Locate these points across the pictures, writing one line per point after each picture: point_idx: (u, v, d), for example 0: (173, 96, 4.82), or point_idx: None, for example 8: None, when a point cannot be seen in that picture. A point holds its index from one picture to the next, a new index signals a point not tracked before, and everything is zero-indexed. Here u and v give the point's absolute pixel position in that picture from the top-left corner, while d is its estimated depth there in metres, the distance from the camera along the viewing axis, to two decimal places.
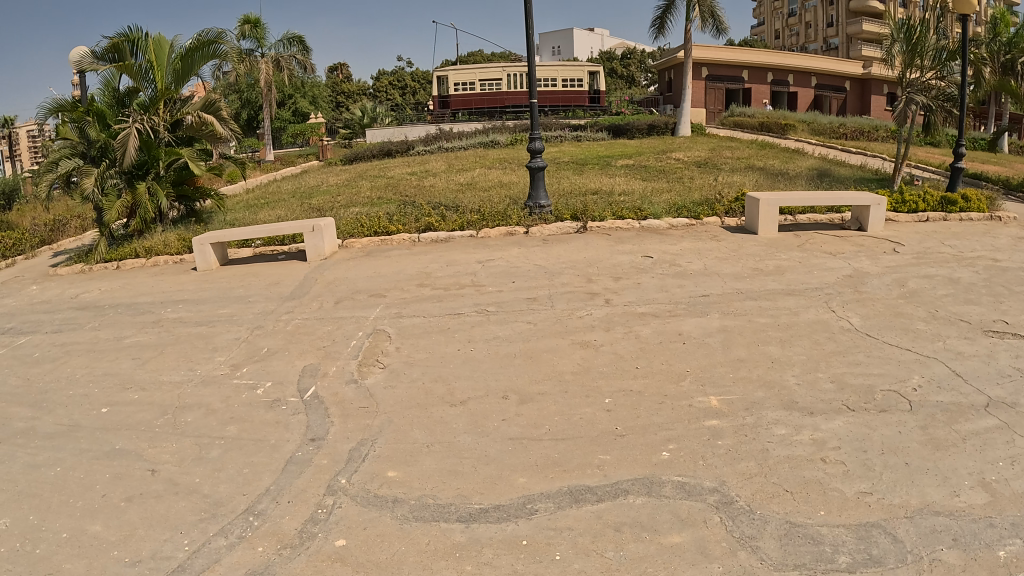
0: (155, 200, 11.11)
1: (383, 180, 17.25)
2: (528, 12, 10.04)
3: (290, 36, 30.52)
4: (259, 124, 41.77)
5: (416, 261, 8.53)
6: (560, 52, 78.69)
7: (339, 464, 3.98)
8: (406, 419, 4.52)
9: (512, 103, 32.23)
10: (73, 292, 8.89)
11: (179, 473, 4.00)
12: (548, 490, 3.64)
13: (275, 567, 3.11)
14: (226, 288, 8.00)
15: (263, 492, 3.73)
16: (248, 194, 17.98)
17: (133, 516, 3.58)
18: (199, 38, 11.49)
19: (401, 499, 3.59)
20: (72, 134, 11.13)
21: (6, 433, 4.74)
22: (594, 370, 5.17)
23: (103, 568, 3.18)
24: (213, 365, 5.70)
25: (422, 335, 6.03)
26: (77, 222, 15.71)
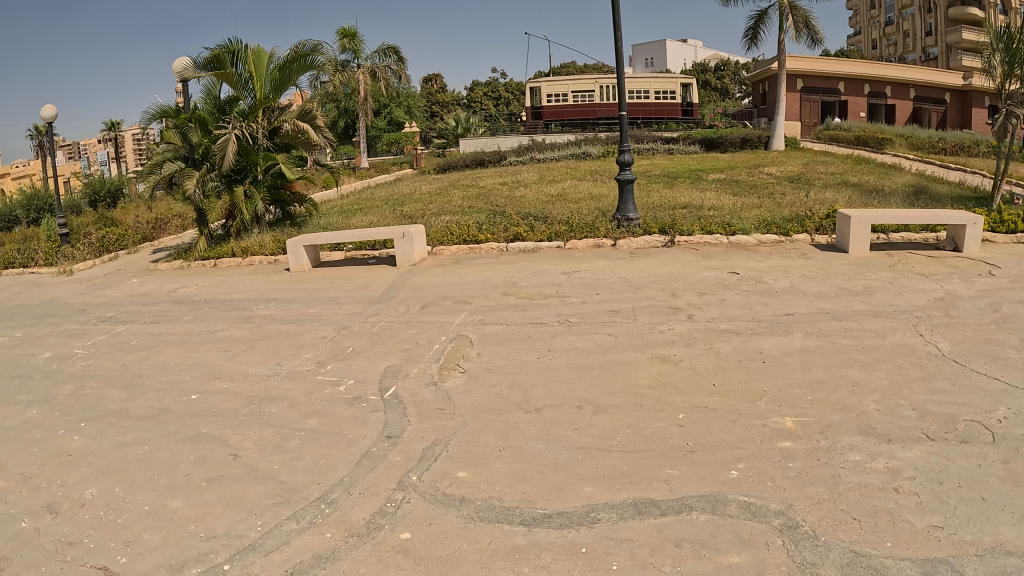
0: (251, 204, 11.67)
1: (474, 189, 17.47)
2: (615, 23, 10.06)
3: (385, 47, 31.38)
4: (354, 133, 42.97)
5: (501, 270, 8.66)
6: (653, 63, 78.48)
7: (411, 462, 4.11)
8: (479, 423, 4.62)
9: (605, 114, 32.14)
10: (171, 286, 9.40)
11: (258, 460, 4.22)
12: (612, 500, 3.64)
13: (339, 554, 3.25)
14: (314, 289, 8.35)
15: (336, 482, 3.90)
16: (344, 199, 18.45)
17: (210, 496, 3.82)
18: (296, 50, 11.90)
19: (468, 498, 3.66)
20: (175, 139, 11.81)
21: (100, 413, 5.14)
22: (670, 384, 5.18)
23: (179, 541, 3.43)
24: (299, 360, 5.98)
25: (502, 342, 6.15)
26: (178, 221, 16.47)
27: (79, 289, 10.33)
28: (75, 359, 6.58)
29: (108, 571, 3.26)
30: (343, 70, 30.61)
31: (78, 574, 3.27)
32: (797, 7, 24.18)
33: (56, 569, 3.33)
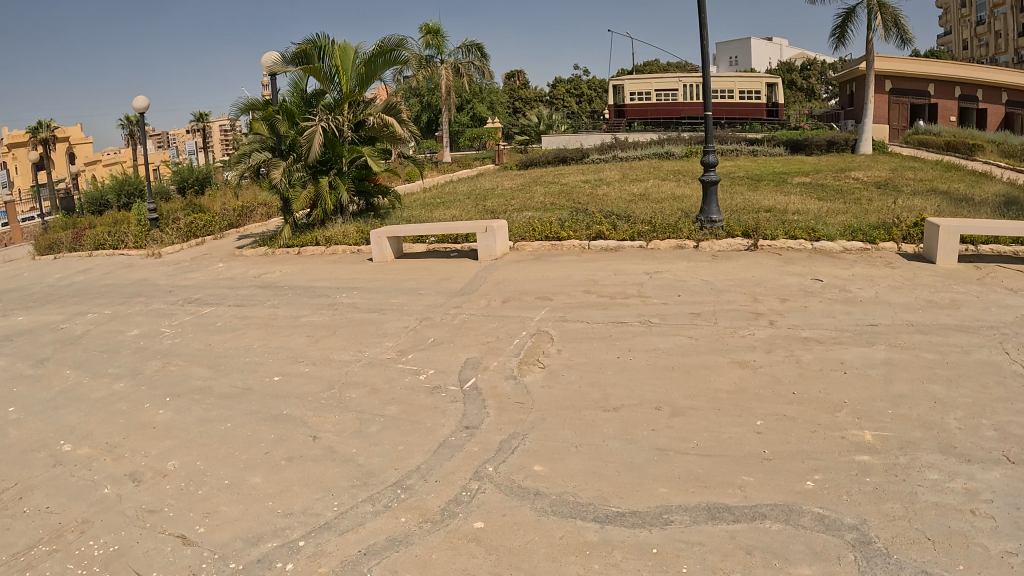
0: (335, 194, 11.95)
1: (557, 186, 17.43)
2: (701, 22, 9.94)
3: (468, 43, 31.57)
4: (436, 126, 43.48)
5: (582, 267, 8.58)
6: (736, 62, 77.21)
7: (488, 452, 4.15)
8: (557, 419, 4.57)
9: (688, 114, 31.75)
10: (256, 272, 9.71)
11: (337, 442, 4.34)
12: (686, 503, 3.61)
13: (413, 538, 3.33)
14: (397, 280, 8.50)
15: (413, 469, 3.98)
16: (427, 193, 18.68)
17: (288, 474, 3.96)
18: (382, 44, 11.99)
19: (543, 492, 3.69)
20: (263, 130, 12.21)
21: (186, 390, 5.40)
22: (753, 390, 5.02)
23: (258, 515, 3.57)
24: (381, 349, 6.10)
25: (584, 339, 6.07)
26: (263, 209, 16.90)
27: (168, 272, 10.84)
28: (163, 337, 6.92)
29: (187, 539, 3.44)
30: (427, 66, 30.99)
31: (160, 541, 3.47)
32: (886, 5, 23.48)
33: (138, 534, 3.56)
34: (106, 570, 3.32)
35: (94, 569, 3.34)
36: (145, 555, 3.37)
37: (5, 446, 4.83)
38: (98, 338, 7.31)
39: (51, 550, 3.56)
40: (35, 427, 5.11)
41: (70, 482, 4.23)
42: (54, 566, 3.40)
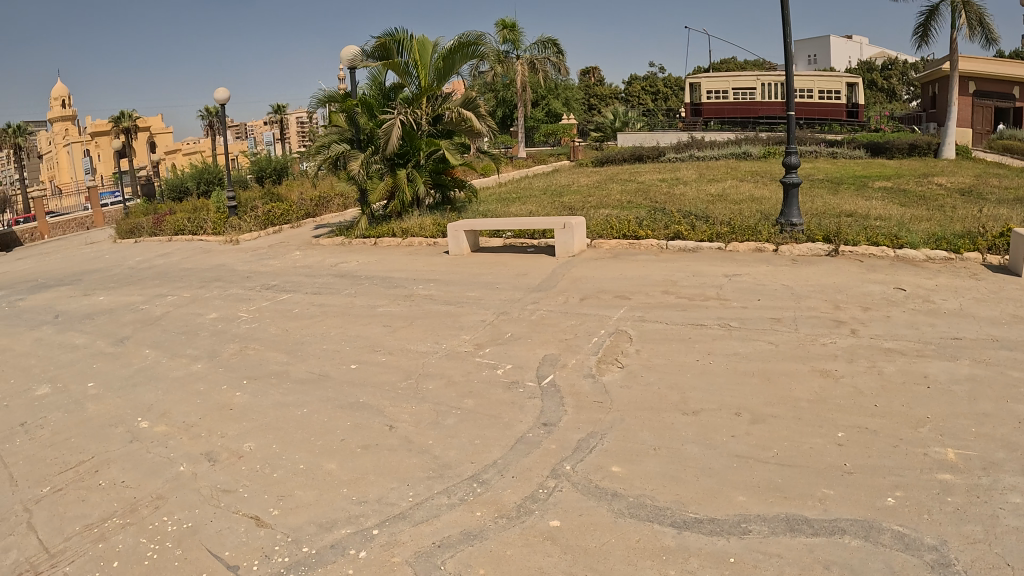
0: (412, 186, 12.06)
1: (632, 184, 17.19)
2: (785, 17, 9.69)
3: (544, 39, 31.46)
4: (511, 122, 43.78)
5: (660, 267, 8.35)
6: (814, 61, 75.50)
7: (566, 451, 4.09)
8: (637, 420, 4.47)
9: (765, 114, 31.31)
10: (333, 261, 9.95)
11: (413, 433, 4.36)
12: (765, 513, 3.51)
13: (488, 533, 3.32)
14: (474, 273, 8.52)
15: (490, 464, 3.97)
16: (502, 188, 18.68)
17: (363, 462, 4.01)
18: (460, 40, 11.87)
19: (620, 494, 3.63)
20: (342, 122, 12.35)
21: (263, 372, 5.62)
22: (836, 399, 4.81)
23: (333, 501, 3.61)
24: (458, 341, 6.10)
25: (662, 340, 5.89)
26: (339, 200, 17.12)
27: (246, 258, 11.18)
28: (241, 322, 7.15)
29: (261, 521, 3.51)
30: (502, 62, 31.19)
31: (233, 520, 3.57)
32: (971, 3, 22.60)
33: (212, 513, 3.68)
34: (180, 546, 3.45)
35: (169, 544, 3.49)
36: (219, 533, 3.49)
37: (85, 420, 5.20)
38: (178, 320, 7.62)
39: (125, 523, 3.76)
40: (115, 403, 5.44)
41: (147, 458, 4.44)
42: (128, 540, 3.58)
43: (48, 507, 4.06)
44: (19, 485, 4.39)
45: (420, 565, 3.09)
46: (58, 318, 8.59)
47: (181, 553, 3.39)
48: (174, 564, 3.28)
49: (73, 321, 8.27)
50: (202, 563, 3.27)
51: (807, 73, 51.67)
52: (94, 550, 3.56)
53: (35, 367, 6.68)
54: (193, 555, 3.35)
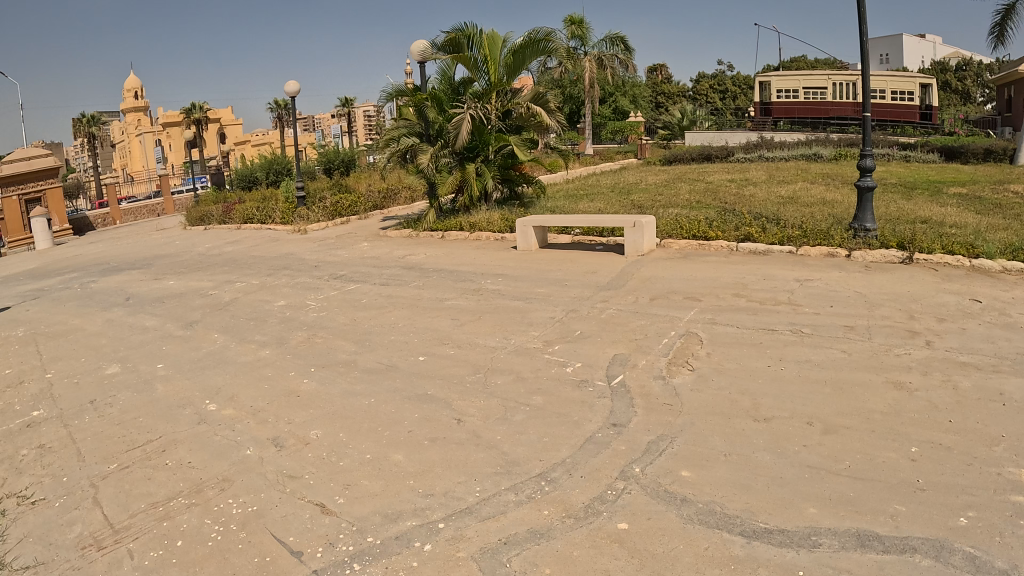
0: (481, 181, 12.15)
1: (700, 185, 16.82)
2: (861, 15, 9.40)
3: (612, 35, 31.29)
4: (578, 118, 43.76)
5: (732, 268, 8.12)
6: (886, 61, 73.53)
7: (636, 453, 4.04)
8: (707, 425, 4.38)
9: (837, 115, 30.15)
10: (401, 254, 10.19)
11: (481, 428, 4.41)
12: (837, 527, 3.40)
13: (556, 532, 3.32)
14: (543, 270, 8.52)
15: (558, 462, 3.95)
16: (569, 185, 18.48)
17: (432, 455, 4.09)
18: (529, 36, 11.89)
19: (690, 499, 3.57)
20: (411, 116, 12.50)
21: (333, 361, 5.81)
22: (910, 414, 4.55)
23: (401, 494, 3.69)
24: (528, 338, 6.08)
25: (733, 344, 5.70)
26: (406, 193, 17.10)
27: (313, 249, 11.47)
28: (308, 309, 7.53)
29: (327, 509, 3.63)
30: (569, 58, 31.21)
31: (299, 507, 3.70)
32: None
33: (278, 498, 3.81)
34: (243, 529, 3.58)
35: (233, 527, 3.62)
36: (285, 519, 3.61)
37: (154, 401, 5.43)
38: (246, 306, 8.05)
39: (191, 503, 3.90)
40: (183, 384, 5.71)
41: (214, 440, 4.60)
42: (193, 520, 3.72)
43: (115, 483, 4.25)
44: (88, 460, 4.62)
45: (484, 562, 3.14)
46: (130, 301, 9.15)
47: (244, 536, 3.52)
48: (238, 547, 3.45)
49: (145, 304, 8.84)
50: (266, 547, 3.41)
51: (884, 72, 49.90)
52: (158, 528, 3.71)
53: (111, 349, 7.05)
54: (256, 539, 3.49)
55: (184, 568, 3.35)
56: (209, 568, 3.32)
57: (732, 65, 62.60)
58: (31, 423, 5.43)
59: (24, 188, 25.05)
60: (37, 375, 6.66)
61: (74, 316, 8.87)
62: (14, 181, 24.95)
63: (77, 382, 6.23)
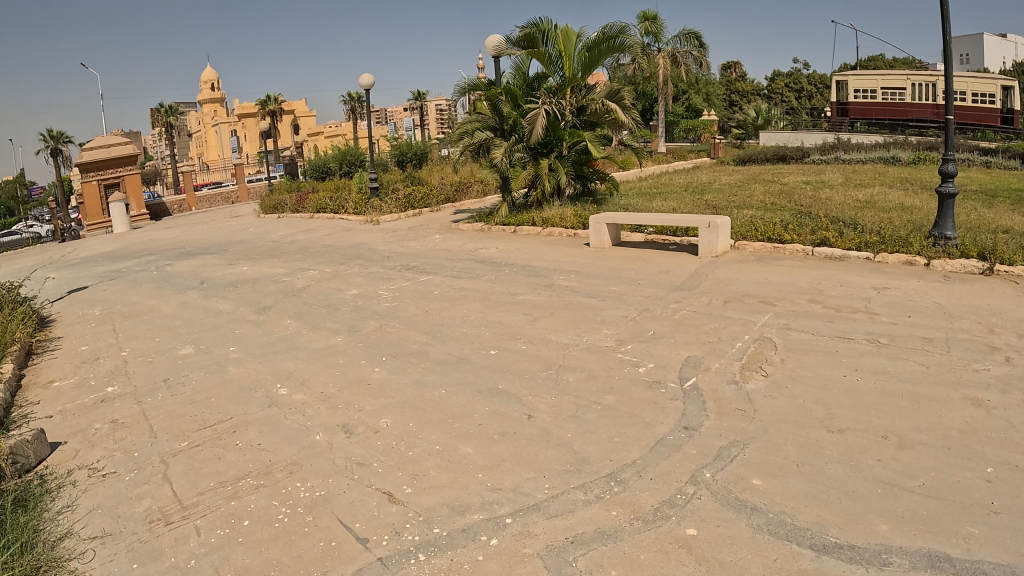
0: (554, 177, 12.15)
1: (775, 186, 16.51)
2: (943, 15, 9.08)
3: (686, 32, 30.93)
4: (650, 116, 43.40)
5: (808, 273, 7.95)
6: (968, 61, 70.90)
7: (707, 457, 3.99)
8: (780, 433, 4.28)
9: (915, 117, 28.81)
10: (473, 247, 10.28)
11: (551, 424, 4.42)
12: (908, 546, 3.25)
13: (624, 534, 3.31)
14: (615, 267, 8.49)
15: (628, 463, 3.93)
16: (641, 183, 18.32)
17: (502, 449, 4.13)
18: (605, 31, 11.77)
19: (761, 508, 3.50)
20: (485, 110, 12.70)
21: (405, 351, 5.90)
22: (986, 432, 4.29)
23: (470, 486, 3.75)
24: (599, 336, 6.06)
25: (809, 352, 5.58)
26: (479, 186, 16.89)
27: (386, 239, 11.66)
28: (380, 299, 7.66)
29: (395, 498, 3.69)
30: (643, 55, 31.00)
31: (369, 494, 3.77)
32: None
33: (346, 484, 3.88)
34: (311, 513, 3.66)
35: (300, 510, 3.69)
36: (354, 505, 3.68)
37: (228, 382, 5.59)
38: (318, 294, 8.21)
39: (259, 485, 3.98)
40: (255, 367, 5.86)
41: (283, 424, 4.71)
42: (262, 501, 3.81)
43: (184, 461, 4.37)
44: (160, 437, 4.77)
45: (550, 559, 3.15)
46: (203, 285, 9.41)
47: (311, 520, 3.60)
48: (307, 529, 3.53)
49: (218, 288, 9.07)
50: (332, 532, 3.47)
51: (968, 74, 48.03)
52: (225, 507, 3.80)
53: (185, 331, 7.27)
54: (323, 523, 3.56)
55: (251, 548, 3.43)
56: (276, 549, 3.39)
57: (808, 63, 61.11)
58: (106, 398, 5.64)
59: (105, 174, 26.03)
60: (114, 352, 6.92)
61: (150, 297, 9.18)
62: (97, 166, 25.95)
63: (151, 360, 6.44)
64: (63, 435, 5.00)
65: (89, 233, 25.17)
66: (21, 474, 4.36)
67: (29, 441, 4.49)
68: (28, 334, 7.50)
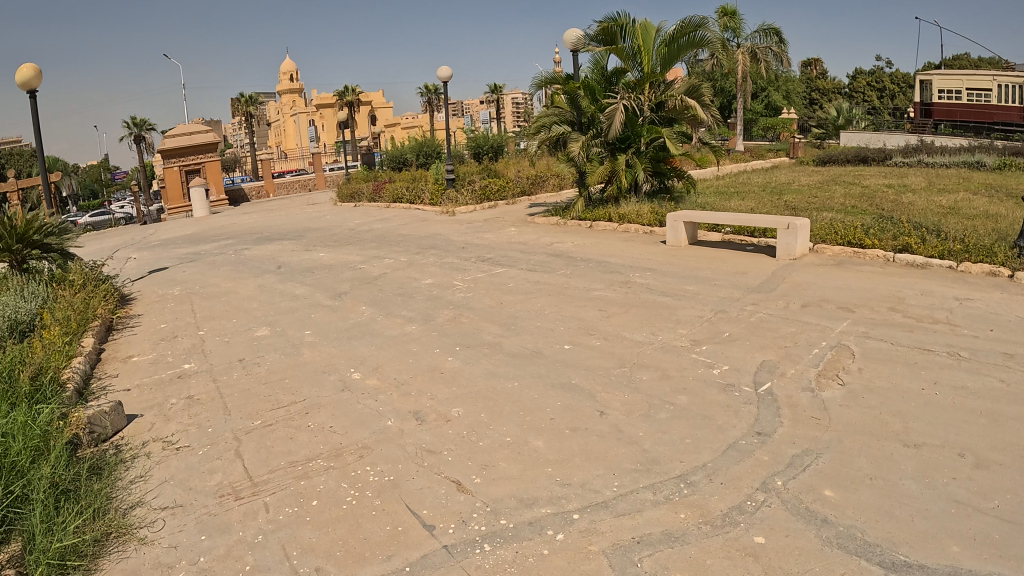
0: (631, 172, 12.10)
1: (856, 189, 16.00)
2: None
3: (766, 27, 30.28)
4: (729, 112, 42.67)
5: (889, 280, 7.71)
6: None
7: (778, 465, 3.92)
8: (854, 444, 4.14)
9: (1001, 119, 27.25)
10: (548, 241, 10.32)
11: (623, 422, 4.41)
12: (979, 569, 3.06)
13: (690, 537, 3.29)
14: (691, 267, 8.41)
15: (699, 466, 3.89)
16: (719, 182, 18.00)
17: (573, 444, 4.14)
18: (684, 24, 11.62)
19: (831, 521, 3.40)
20: (563, 104, 12.68)
21: (480, 342, 5.95)
22: None
23: (538, 479, 3.78)
24: (674, 335, 6.01)
25: (887, 362, 5.38)
26: (555, 180, 16.78)
27: (461, 230, 11.78)
28: (455, 289, 7.75)
29: (463, 487, 3.74)
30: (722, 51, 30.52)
31: (438, 482, 3.82)
32: None
33: (415, 471, 3.95)
34: (379, 497, 3.73)
35: (368, 493, 3.77)
36: (422, 492, 3.74)
37: (303, 364, 5.74)
38: (394, 282, 8.35)
39: (329, 466, 4.08)
40: (330, 351, 5.99)
41: (356, 408, 4.81)
42: (332, 482, 3.90)
43: (256, 439, 4.51)
44: (233, 415, 4.92)
45: (615, 558, 3.15)
46: (280, 269, 9.66)
47: (379, 504, 3.66)
48: (374, 513, 3.59)
49: (295, 273, 9.30)
50: (399, 517, 3.54)
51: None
52: (295, 486, 3.91)
53: (261, 313, 7.48)
54: (391, 507, 3.63)
55: (318, 527, 3.52)
56: (342, 531, 3.47)
57: (891, 62, 58.99)
58: (183, 374, 5.86)
59: (187, 160, 26.88)
60: (192, 331, 7.16)
61: (228, 279, 9.47)
62: (179, 153, 26.82)
63: (227, 340, 6.66)
64: (141, 408, 5.21)
65: (170, 216, 26.08)
66: (97, 444, 4.57)
67: (107, 412, 4.70)
68: (108, 311, 7.85)
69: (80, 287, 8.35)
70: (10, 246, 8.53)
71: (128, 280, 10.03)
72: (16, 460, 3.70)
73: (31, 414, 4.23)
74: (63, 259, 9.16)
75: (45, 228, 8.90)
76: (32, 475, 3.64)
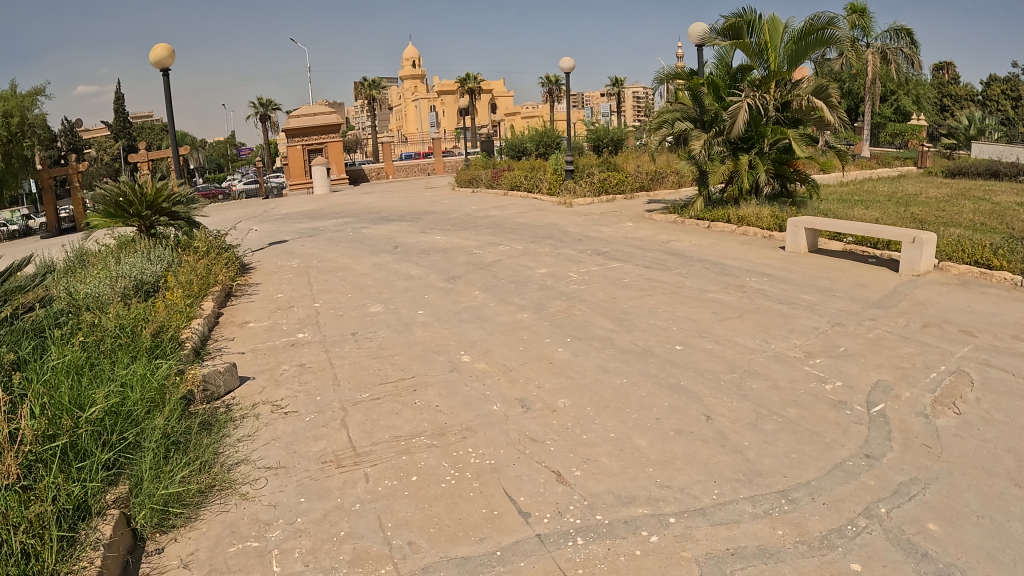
0: (752, 173, 11.76)
1: (990, 206, 14.99)
2: None
3: (897, 28, 28.69)
4: (856, 116, 40.86)
5: (1019, 305, 7.19)
6: None
7: (885, 491, 3.74)
8: (966, 478, 3.87)
9: None
10: (665, 239, 10.20)
11: (729, 429, 4.33)
12: None
13: (783, 556, 3.19)
14: (811, 275, 8.13)
15: (803, 483, 3.78)
16: (843, 189, 17.26)
17: (676, 447, 4.10)
18: (812, 21, 11.20)
19: (932, 556, 3.21)
20: (686, 100, 12.51)
21: (589, 336, 5.95)
22: None
23: (635, 478, 3.76)
24: (788, 345, 5.83)
25: (1010, 392, 5.01)
26: (674, 177, 16.48)
27: (577, 222, 11.78)
28: (568, 280, 7.77)
29: (561, 478, 3.76)
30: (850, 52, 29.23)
31: (537, 471, 3.86)
32: None
33: (514, 457, 3.99)
34: (477, 479, 3.79)
35: (467, 475, 3.84)
36: (518, 479, 3.78)
37: (414, 343, 5.89)
38: (508, 270, 8.43)
39: (431, 444, 4.18)
40: (440, 333, 6.12)
41: (463, 390, 4.90)
42: (432, 461, 3.99)
43: (363, 411, 4.65)
44: (342, 386, 5.10)
45: (707, 567, 3.10)
46: (396, 249, 9.92)
47: (476, 487, 3.72)
48: (470, 495, 3.65)
49: (411, 254, 9.50)
50: (495, 502, 3.58)
51: None
52: (396, 460, 4.02)
53: (376, 290, 7.71)
54: (487, 491, 3.69)
55: (415, 503, 3.61)
56: (438, 509, 3.55)
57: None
58: (298, 343, 6.11)
59: (309, 139, 27.93)
60: (309, 302, 7.47)
61: (345, 255, 9.80)
62: (302, 133, 27.93)
63: (342, 314, 6.89)
64: (256, 372, 5.48)
65: (292, 193, 27.19)
66: (210, 401, 4.83)
67: (221, 372, 4.96)
68: (230, 278, 8.28)
69: (204, 254, 8.82)
70: (140, 213, 9.19)
71: (252, 252, 10.54)
72: (133, 410, 3.97)
73: (150, 367, 4.52)
74: (191, 226, 9.70)
75: (174, 198, 9.46)
76: (146, 425, 3.91)
